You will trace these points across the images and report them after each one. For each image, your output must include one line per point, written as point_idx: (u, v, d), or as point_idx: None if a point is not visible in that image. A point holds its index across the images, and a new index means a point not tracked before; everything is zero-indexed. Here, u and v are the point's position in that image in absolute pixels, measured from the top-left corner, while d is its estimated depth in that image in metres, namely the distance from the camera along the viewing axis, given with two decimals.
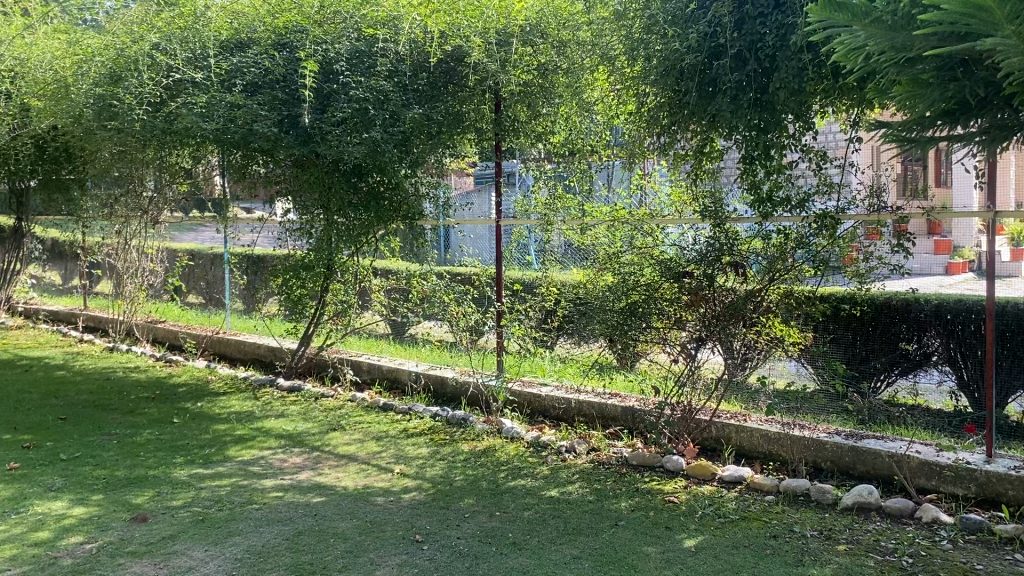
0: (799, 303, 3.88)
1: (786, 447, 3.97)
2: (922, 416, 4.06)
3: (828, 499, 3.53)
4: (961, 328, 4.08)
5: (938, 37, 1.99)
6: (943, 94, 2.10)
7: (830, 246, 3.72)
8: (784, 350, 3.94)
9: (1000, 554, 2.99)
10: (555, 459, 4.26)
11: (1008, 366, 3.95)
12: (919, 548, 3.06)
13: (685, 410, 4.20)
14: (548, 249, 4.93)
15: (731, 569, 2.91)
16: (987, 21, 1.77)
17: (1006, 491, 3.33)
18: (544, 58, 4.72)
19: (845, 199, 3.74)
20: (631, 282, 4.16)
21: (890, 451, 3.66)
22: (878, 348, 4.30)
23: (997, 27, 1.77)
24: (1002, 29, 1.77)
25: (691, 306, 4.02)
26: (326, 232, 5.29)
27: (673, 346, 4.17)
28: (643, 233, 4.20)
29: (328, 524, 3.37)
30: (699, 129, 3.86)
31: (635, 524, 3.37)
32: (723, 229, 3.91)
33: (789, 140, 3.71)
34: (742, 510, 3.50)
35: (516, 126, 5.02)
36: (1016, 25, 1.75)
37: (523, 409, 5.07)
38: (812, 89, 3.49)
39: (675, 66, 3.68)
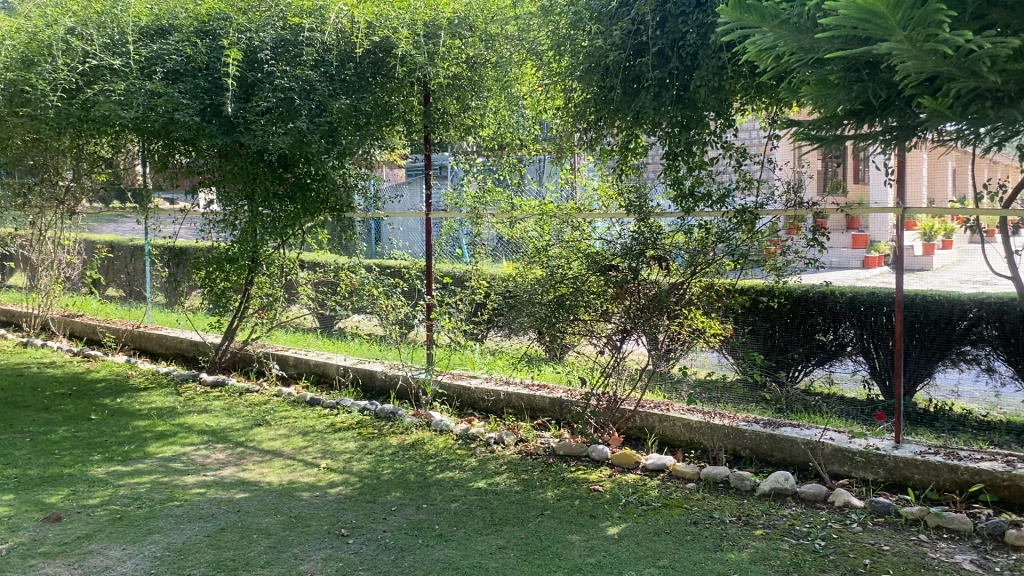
0: (720, 294, 4.00)
1: (707, 436, 4.08)
2: (838, 404, 4.23)
3: (746, 486, 3.64)
4: (874, 320, 4.30)
5: (842, 40, 2.06)
6: (848, 95, 2.22)
7: (749, 241, 3.81)
8: (704, 341, 4.05)
9: (905, 535, 3.13)
10: (483, 451, 4.28)
11: (917, 355, 4.13)
12: (831, 531, 3.18)
13: (610, 400, 4.31)
14: (479, 241, 4.95)
15: (651, 555, 2.98)
16: (881, 26, 1.84)
17: (913, 475, 3.49)
18: (473, 51, 4.75)
19: (763, 195, 3.87)
20: (559, 275, 4.20)
21: (805, 438, 3.79)
22: (796, 340, 4.45)
23: (890, 33, 1.85)
24: (895, 34, 1.85)
25: (616, 300, 4.07)
26: (250, 224, 5.22)
27: (600, 338, 4.23)
28: (571, 227, 4.27)
29: (251, 520, 3.33)
30: (625, 125, 3.93)
31: (560, 513, 3.42)
32: (647, 223, 3.99)
33: (710, 136, 3.82)
34: (664, 497, 3.59)
35: (446, 119, 5.00)
36: (908, 31, 1.83)
37: (452, 401, 5.08)
38: (732, 87, 3.59)
39: (599, 63, 3.74)
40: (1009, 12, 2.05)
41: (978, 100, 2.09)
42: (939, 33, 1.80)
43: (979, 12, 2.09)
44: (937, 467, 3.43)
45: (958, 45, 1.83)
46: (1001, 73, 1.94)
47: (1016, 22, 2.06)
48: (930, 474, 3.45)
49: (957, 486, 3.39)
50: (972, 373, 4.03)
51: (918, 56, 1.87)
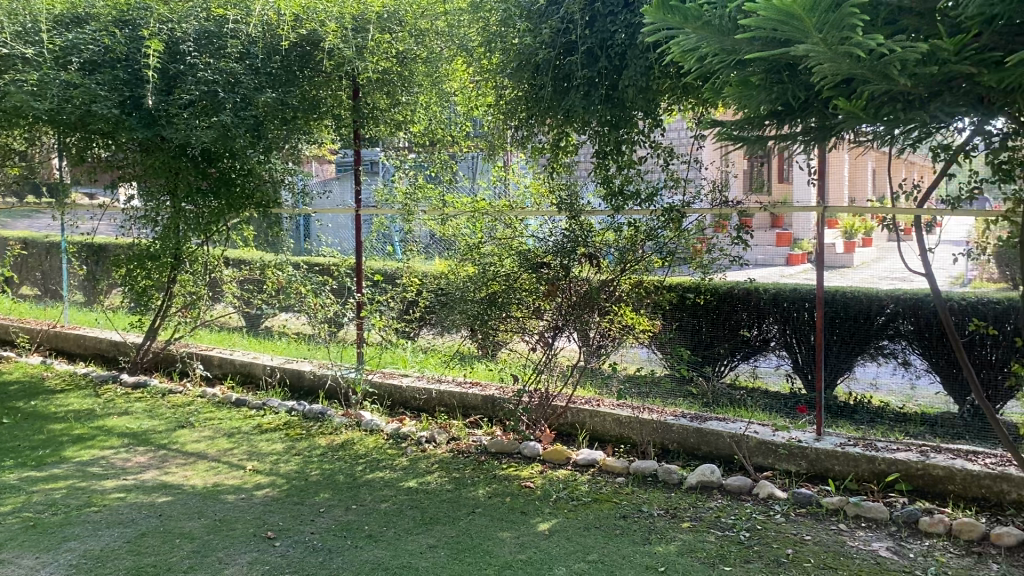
0: (649, 292, 4.00)
1: (636, 430, 4.13)
2: (761, 398, 4.33)
3: (673, 479, 3.70)
4: (796, 315, 4.41)
5: (762, 42, 2.11)
6: (768, 96, 2.27)
7: (676, 238, 3.88)
8: (634, 337, 4.10)
9: (826, 525, 3.22)
10: (414, 450, 4.25)
11: (837, 349, 4.25)
12: (755, 522, 3.25)
13: (542, 397, 4.33)
14: (410, 239, 4.91)
15: (581, 550, 3.00)
16: (798, 28, 1.88)
17: (833, 466, 3.60)
18: (402, 46, 4.70)
19: (689, 194, 3.92)
20: (490, 273, 4.17)
21: (730, 431, 3.87)
22: (721, 335, 4.55)
23: (807, 34, 1.89)
24: (811, 36, 1.89)
25: (548, 296, 4.10)
26: (173, 220, 5.07)
27: (532, 335, 4.23)
28: (503, 224, 4.25)
29: (173, 524, 3.24)
30: (555, 123, 3.94)
31: (491, 511, 3.42)
32: (578, 221, 4.00)
33: (639, 135, 3.89)
34: (594, 492, 3.62)
35: (375, 114, 4.95)
36: (823, 33, 1.87)
37: (383, 400, 5.03)
38: (659, 88, 3.63)
39: (529, 61, 3.75)
40: (919, 19, 2.14)
41: (890, 102, 2.15)
42: (852, 37, 1.85)
43: (891, 17, 2.17)
44: (856, 459, 3.54)
45: (870, 48, 1.88)
46: (911, 77, 2.00)
47: (926, 28, 2.15)
48: (850, 465, 3.56)
49: (875, 476, 3.50)
50: (890, 366, 4.13)
51: (833, 59, 1.92)
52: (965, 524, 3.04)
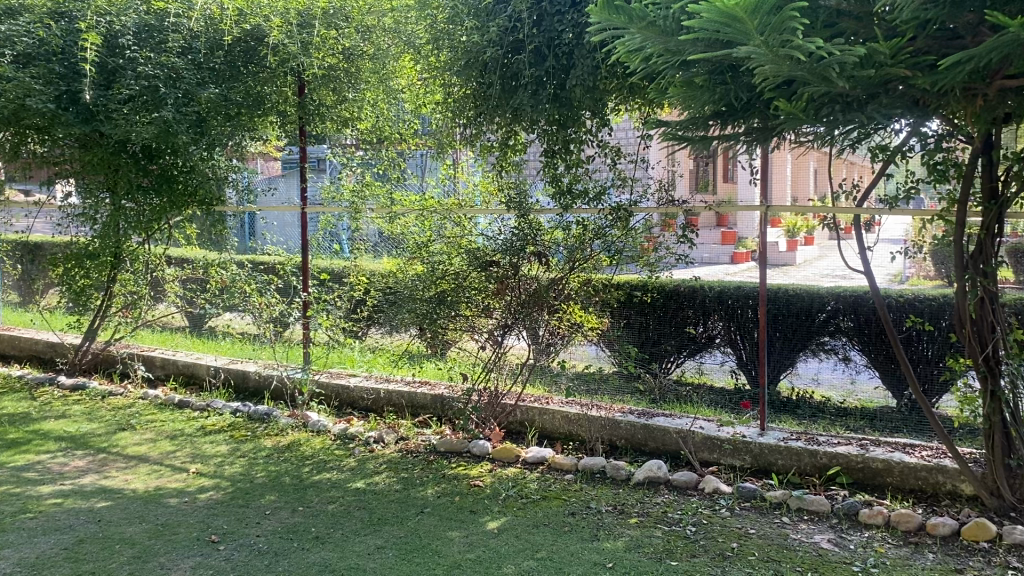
0: (597, 289, 4.05)
1: (585, 428, 4.15)
2: (707, 394, 4.45)
3: (621, 475, 3.74)
4: (740, 312, 4.47)
5: (706, 43, 2.14)
6: (712, 96, 2.31)
7: (624, 238, 3.91)
8: (582, 335, 4.13)
9: (770, 518, 3.28)
10: (362, 450, 4.22)
11: (780, 346, 4.31)
12: (701, 517, 3.30)
13: (491, 395, 4.32)
14: (357, 237, 4.86)
15: (530, 548, 3.00)
16: (741, 31, 1.90)
17: (776, 461, 3.67)
18: (348, 42, 4.66)
19: (636, 193, 3.93)
20: (439, 271, 4.15)
21: (677, 427, 3.92)
22: (668, 332, 4.58)
23: (749, 36, 1.91)
24: (754, 39, 1.92)
25: (497, 295, 4.10)
26: (111, 217, 4.94)
27: (481, 333, 4.22)
28: (452, 223, 4.23)
29: (113, 530, 3.16)
30: (504, 122, 3.94)
31: (440, 510, 3.40)
32: (527, 220, 3.98)
33: (585, 135, 3.94)
34: (543, 490, 3.63)
35: (322, 111, 4.86)
36: (764, 36, 1.90)
37: (330, 400, 4.98)
38: (606, 88, 3.66)
39: (477, 59, 3.74)
40: (856, 22, 2.20)
41: (830, 104, 2.20)
42: (792, 40, 1.88)
43: (830, 20, 2.23)
44: (799, 453, 3.62)
45: (810, 50, 1.92)
46: (849, 80, 2.05)
47: (863, 31, 2.21)
48: (792, 459, 3.63)
49: (817, 469, 3.58)
50: (831, 361, 4.24)
51: (775, 61, 1.95)
52: (902, 515, 3.13)
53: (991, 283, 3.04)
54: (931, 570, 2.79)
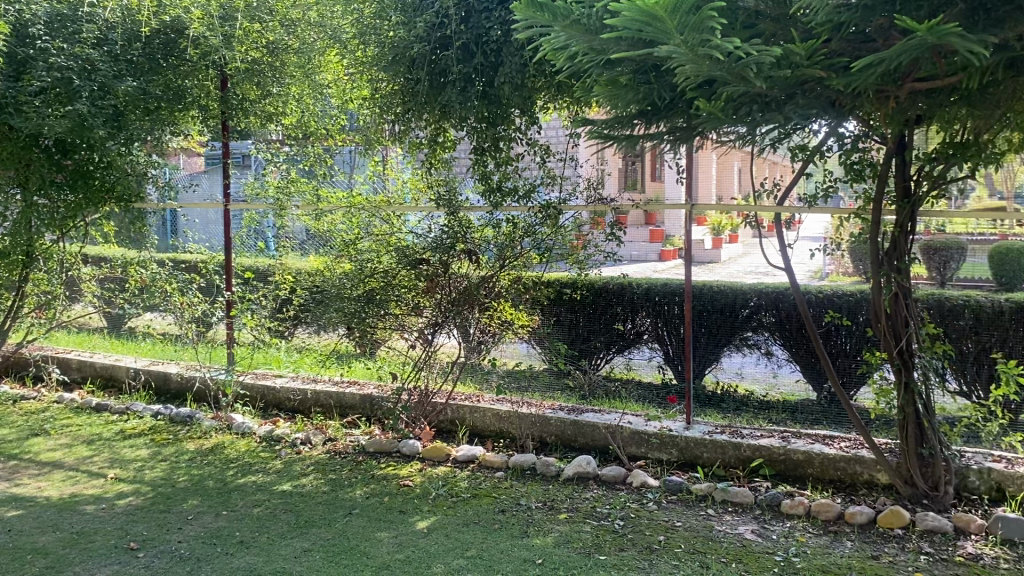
0: (527, 287, 4.07)
1: (515, 425, 4.17)
2: (634, 390, 4.48)
3: (551, 472, 3.75)
4: (667, 308, 4.56)
5: (629, 42, 2.15)
6: (636, 95, 2.33)
7: (554, 236, 3.92)
8: (513, 333, 4.14)
9: (695, 511, 3.34)
10: (289, 452, 4.14)
11: (705, 340, 4.40)
12: (629, 511, 3.34)
13: (421, 395, 4.25)
14: (284, 235, 4.80)
15: (460, 546, 2.99)
16: (661, 30, 1.92)
17: (702, 454, 3.74)
18: (273, 36, 4.60)
19: (566, 191, 3.95)
20: (368, 269, 4.09)
21: (606, 422, 3.97)
22: (598, 329, 4.62)
23: (669, 36, 1.93)
24: (673, 38, 1.94)
25: (427, 293, 4.07)
26: (23, 214, 4.64)
27: (411, 332, 4.18)
28: (380, 220, 4.19)
29: (24, 540, 3.03)
30: (433, 119, 3.93)
31: (369, 511, 3.37)
32: (457, 217, 3.97)
33: (515, 132, 3.93)
34: (474, 488, 3.62)
35: (245, 105, 4.80)
36: (683, 36, 1.92)
37: (256, 402, 4.88)
38: (534, 86, 3.67)
39: (404, 54, 3.69)
40: (775, 24, 2.26)
41: (748, 104, 2.25)
42: (711, 40, 1.91)
43: (749, 21, 2.29)
44: (723, 445, 3.70)
45: (728, 51, 1.96)
46: (766, 80, 2.10)
47: (780, 32, 2.27)
48: (717, 452, 3.71)
49: (741, 462, 3.66)
50: (754, 356, 4.31)
51: (694, 61, 1.98)
52: (822, 505, 3.22)
53: (904, 279, 3.15)
54: (849, 557, 2.88)
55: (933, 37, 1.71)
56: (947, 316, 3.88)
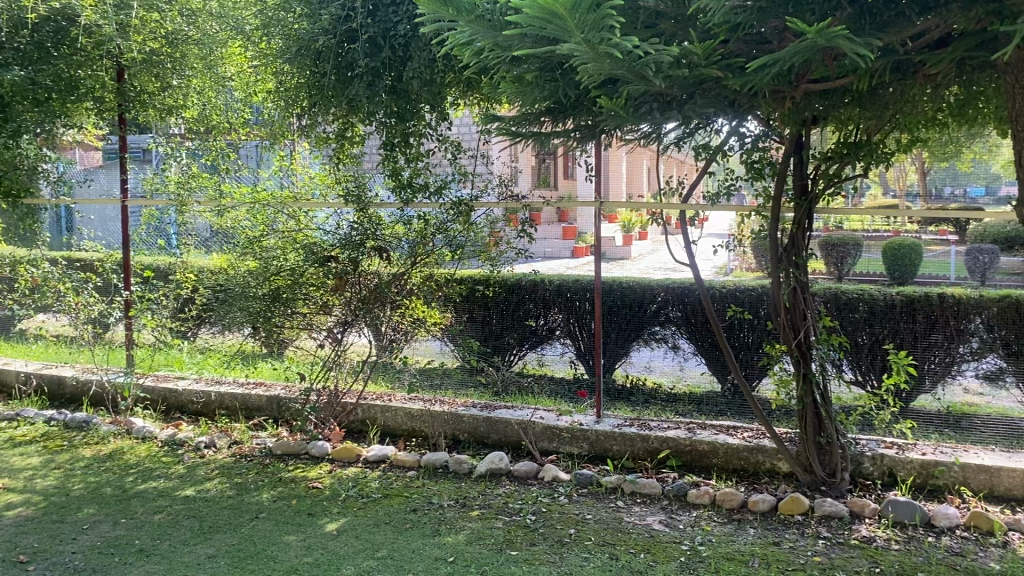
0: (439, 284, 4.06)
1: (428, 423, 4.15)
2: (547, 385, 4.46)
3: (464, 469, 3.74)
4: (578, 304, 4.59)
5: (533, 39, 2.15)
6: (542, 92, 2.34)
7: (465, 232, 3.93)
8: (425, 331, 4.12)
9: (606, 503, 3.39)
10: (193, 456, 4.01)
11: (615, 336, 4.46)
12: (541, 505, 3.36)
13: (331, 395, 4.18)
14: (185, 232, 4.64)
15: (370, 547, 2.96)
16: (562, 28, 1.93)
17: (612, 446, 3.80)
18: (172, 25, 4.39)
19: (477, 188, 3.95)
20: (273, 267, 4.00)
21: (518, 419, 3.98)
22: (510, 326, 4.60)
23: (570, 34, 1.94)
24: (574, 36, 1.95)
25: (336, 291, 4.00)
26: None
27: (320, 331, 4.11)
28: (287, 216, 4.10)
29: None
30: (340, 114, 3.88)
31: (276, 515, 3.29)
32: (366, 214, 3.95)
33: (426, 128, 3.96)
34: (384, 488, 3.58)
35: (143, 98, 4.63)
36: (584, 34, 1.94)
37: (157, 406, 4.71)
38: (442, 82, 3.66)
39: (308, 47, 3.58)
40: (674, 24, 2.31)
41: (648, 103, 2.28)
42: (611, 38, 1.93)
43: (650, 21, 2.34)
44: (632, 438, 3.76)
45: (629, 49, 1.98)
46: (666, 80, 2.14)
47: (680, 32, 2.32)
48: (626, 444, 3.77)
49: (649, 453, 3.74)
50: (661, 350, 4.40)
51: (596, 58, 1.99)
52: (726, 494, 3.32)
53: (802, 274, 3.27)
54: (752, 544, 2.97)
55: (823, 39, 1.77)
56: (843, 309, 4.04)
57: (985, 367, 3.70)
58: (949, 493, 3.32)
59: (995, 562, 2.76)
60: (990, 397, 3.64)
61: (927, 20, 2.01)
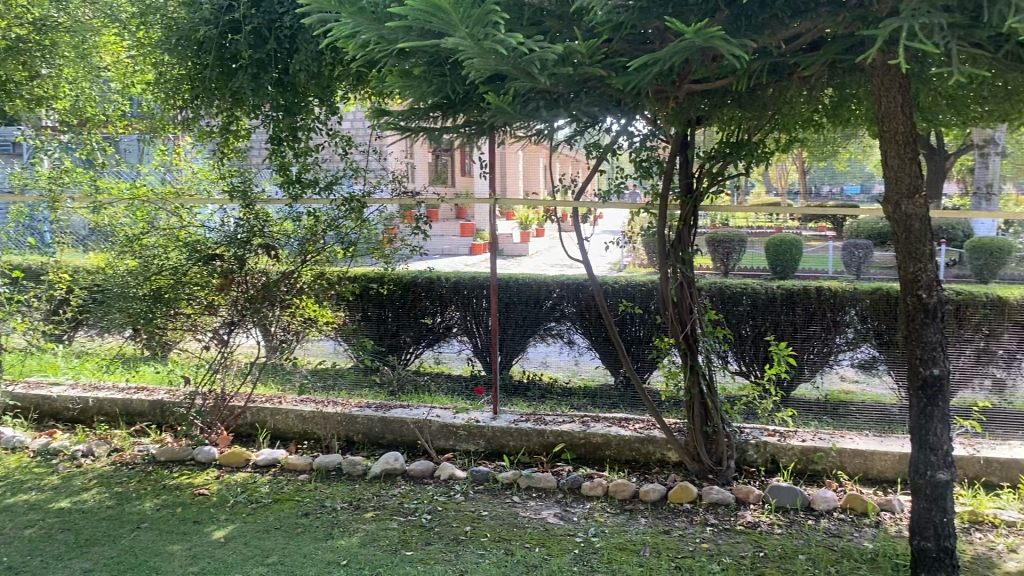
0: (332, 283, 3.99)
1: (319, 425, 4.06)
2: (444, 382, 4.49)
3: (358, 471, 3.68)
4: (475, 302, 4.53)
5: (419, 33, 2.12)
6: (429, 88, 2.32)
7: (358, 228, 3.89)
8: (317, 330, 4.02)
9: (502, 498, 3.40)
10: (68, 466, 3.80)
11: (512, 332, 4.45)
12: (437, 504, 3.34)
13: (218, 398, 4.04)
14: (60, 230, 4.42)
15: (260, 554, 2.87)
16: (445, 22, 1.91)
17: (508, 442, 3.81)
18: (40, 11, 4.03)
19: (370, 184, 3.95)
20: (155, 266, 3.82)
21: (413, 418, 3.95)
22: (406, 325, 4.55)
23: (454, 27, 1.92)
24: (459, 30, 1.93)
25: (221, 290, 3.85)
26: None
27: (205, 333, 3.95)
28: (168, 213, 3.95)
29: None
30: (224, 107, 3.75)
31: (160, 524, 3.16)
32: (253, 210, 3.87)
33: (315, 123, 3.87)
34: (275, 492, 3.49)
35: (8, 87, 4.17)
36: (468, 28, 1.92)
37: (28, 413, 4.45)
38: (330, 76, 3.59)
39: (189, 38, 3.43)
40: (559, 22, 2.34)
41: (534, 100, 2.29)
42: (495, 33, 1.93)
43: (535, 19, 2.35)
44: (527, 433, 3.79)
45: (514, 45, 1.98)
46: (552, 77, 2.15)
47: (565, 30, 2.35)
48: (522, 440, 3.79)
49: (544, 448, 3.77)
50: (558, 345, 4.41)
51: (481, 54, 1.97)
52: (618, 485, 3.38)
53: (689, 269, 3.36)
54: (644, 534, 3.03)
55: (700, 39, 1.81)
56: (728, 302, 4.12)
57: (860, 356, 3.91)
58: (827, 477, 3.48)
59: (869, 542, 2.91)
60: (864, 384, 3.87)
61: (800, 24, 2.09)
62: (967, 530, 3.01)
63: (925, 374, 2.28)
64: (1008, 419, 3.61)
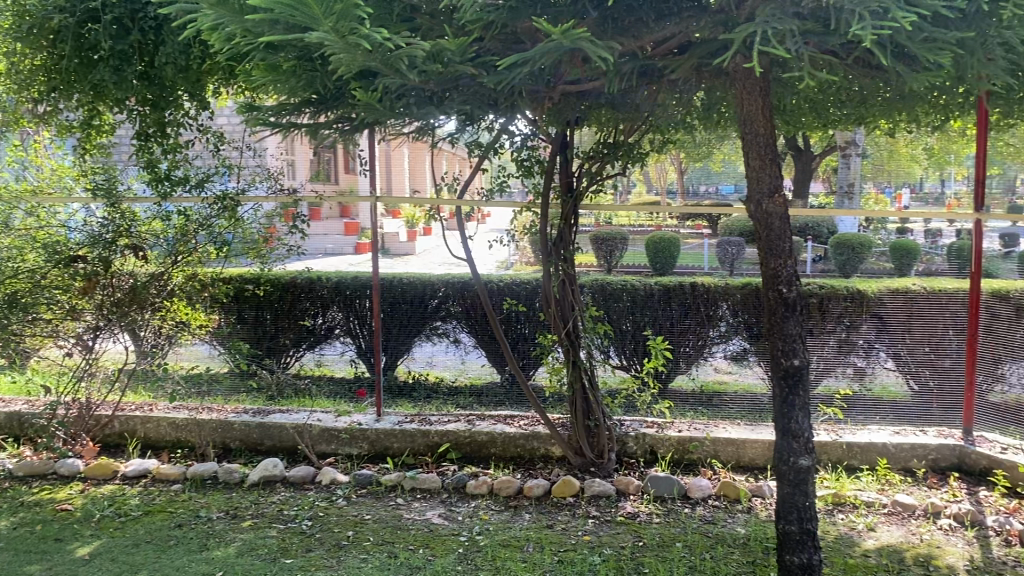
0: (205, 284, 3.86)
1: (194, 433, 3.90)
2: (326, 386, 4.42)
3: (234, 479, 3.56)
4: (358, 303, 4.44)
5: (284, 26, 2.07)
6: (297, 82, 2.26)
7: (232, 228, 3.81)
8: (190, 334, 3.88)
9: (385, 501, 3.36)
10: None
11: (396, 332, 4.36)
12: (318, 510, 3.27)
13: (82, 408, 3.81)
14: None
15: (127, 570, 2.73)
16: (310, 16, 1.86)
17: (392, 445, 3.77)
18: None
19: (245, 181, 3.86)
20: (9, 269, 3.57)
21: (293, 422, 3.85)
22: (286, 326, 4.43)
23: (318, 21, 1.86)
24: (323, 24, 1.87)
25: (84, 293, 3.64)
26: None
27: (68, 338, 3.73)
28: (25, 212, 3.70)
29: None
30: (85, 100, 3.57)
31: (16, 544, 2.96)
32: (118, 209, 3.68)
33: (185, 119, 3.79)
34: (145, 505, 3.33)
35: None
36: (332, 21, 1.86)
37: None
38: (200, 69, 3.45)
39: (43, 27, 3.20)
40: (430, 19, 2.33)
41: (406, 97, 2.27)
42: (360, 29, 1.89)
43: (406, 15, 2.34)
44: (412, 434, 3.75)
45: (381, 42, 1.95)
46: (423, 75, 2.13)
47: (436, 27, 2.34)
48: (406, 441, 3.76)
49: (429, 448, 3.75)
50: (443, 344, 4.39)
51: (348, 49, 1.94)
52: (503, 482, 3.39)
53: (570, 267, 3.41)
54: (527, 529, 3.06)
55: (567, 40, 1.83)
56: (609, 299, 4.21)
57: (732, 349, 4.06)
58: (702, 466, 3.60)
59: (741, 527, 3.03)
60: (737, 374, 4.03)
61: (665, 28, 2.16)
62: (831, 512, 3.18)
63: (787, 365, 2.38)
64: (867, 406, 3.87)
